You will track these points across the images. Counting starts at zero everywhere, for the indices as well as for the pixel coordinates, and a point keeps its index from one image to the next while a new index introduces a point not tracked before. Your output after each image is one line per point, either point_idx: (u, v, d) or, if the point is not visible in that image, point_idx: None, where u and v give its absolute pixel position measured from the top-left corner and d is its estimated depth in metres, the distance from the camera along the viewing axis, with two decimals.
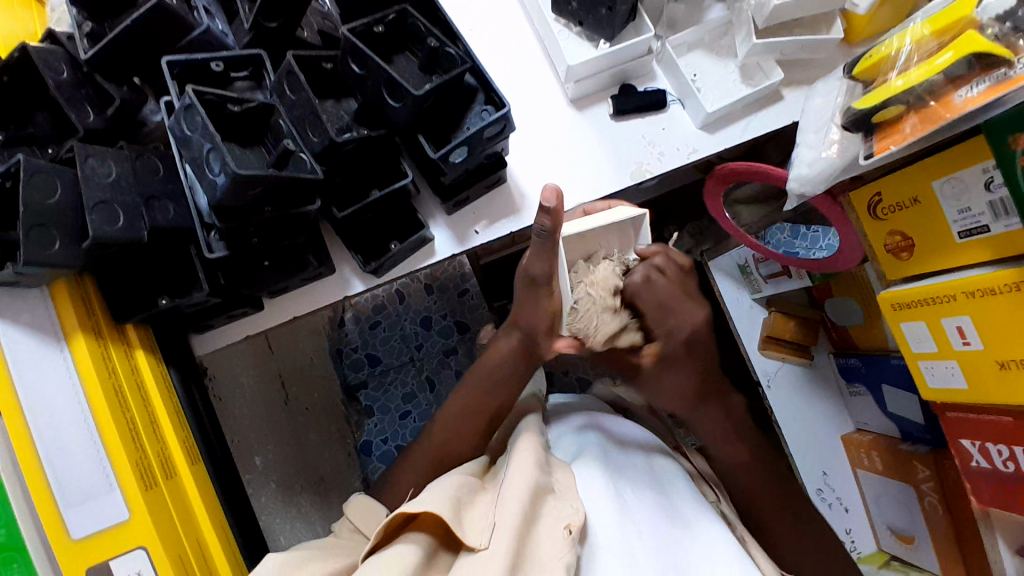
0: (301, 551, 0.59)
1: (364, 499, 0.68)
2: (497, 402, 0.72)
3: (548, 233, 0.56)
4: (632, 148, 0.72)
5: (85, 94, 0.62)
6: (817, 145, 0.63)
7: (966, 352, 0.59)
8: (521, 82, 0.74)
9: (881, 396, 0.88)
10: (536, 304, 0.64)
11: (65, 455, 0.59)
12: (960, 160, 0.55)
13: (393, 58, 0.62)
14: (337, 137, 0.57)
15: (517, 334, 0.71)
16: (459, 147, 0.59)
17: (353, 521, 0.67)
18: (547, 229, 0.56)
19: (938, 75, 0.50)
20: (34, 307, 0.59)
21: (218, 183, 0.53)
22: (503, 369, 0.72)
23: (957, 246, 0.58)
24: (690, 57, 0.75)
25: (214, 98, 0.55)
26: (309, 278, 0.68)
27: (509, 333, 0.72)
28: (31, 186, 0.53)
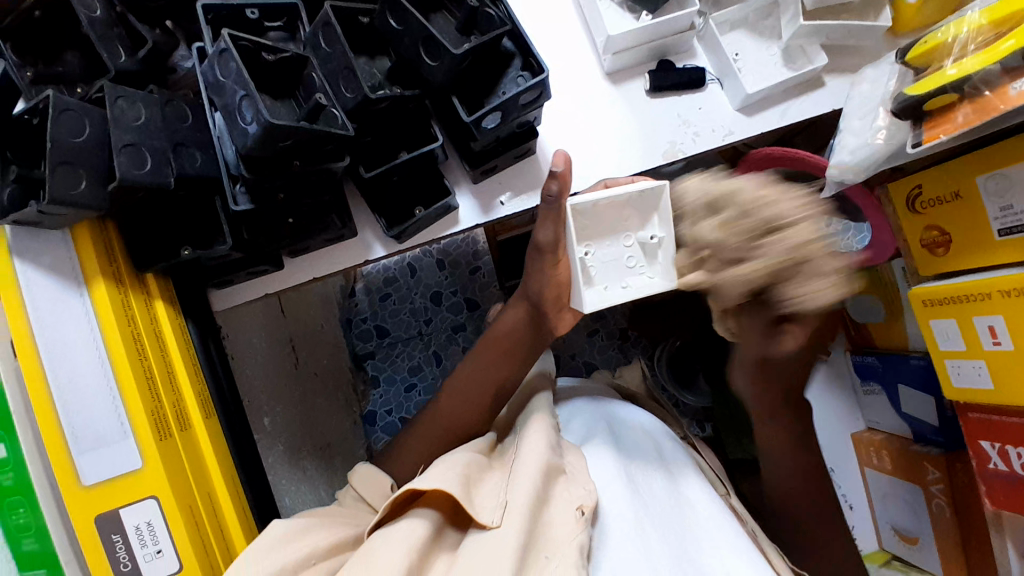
0: (306, 521, 0.59)
1: (371, 468, 0.68)
2: (503, 376, 0.70)
3: (553, 197, 0.59)
4: (666, 127, 0.71)
5: (117, 34, 0.61)
6: (862, 132, 0.61)
7: (995, 353, 0.57)
8: (556, 51, 0.72)
9: (896, 396, 0.87)
10: (548, 274, 0.65)
11: (81, 399, 0.58)
12: (1009, 156, 0.53)
13: (430, 16, 0.60)
14: (371, 94, 0.56)
15: (524, 304, 0.70)
16: (493, 113, 0.58)
17: (356, 489, 0.67)
18: (553, 194, 0.59)
19: (995, 63, 0.48)
20: (54, 246, 0.59)
21: (249, 132, 0.52)
22: (512, 341, 0.71)
23: (995, 244, 0.57)
24: (732, 36, 0.73)
25: (248, 44, 0.53)
26: (332, 239, 0.68)
27: (516, 304, 0.71)
28: (60, 123, 0.53)
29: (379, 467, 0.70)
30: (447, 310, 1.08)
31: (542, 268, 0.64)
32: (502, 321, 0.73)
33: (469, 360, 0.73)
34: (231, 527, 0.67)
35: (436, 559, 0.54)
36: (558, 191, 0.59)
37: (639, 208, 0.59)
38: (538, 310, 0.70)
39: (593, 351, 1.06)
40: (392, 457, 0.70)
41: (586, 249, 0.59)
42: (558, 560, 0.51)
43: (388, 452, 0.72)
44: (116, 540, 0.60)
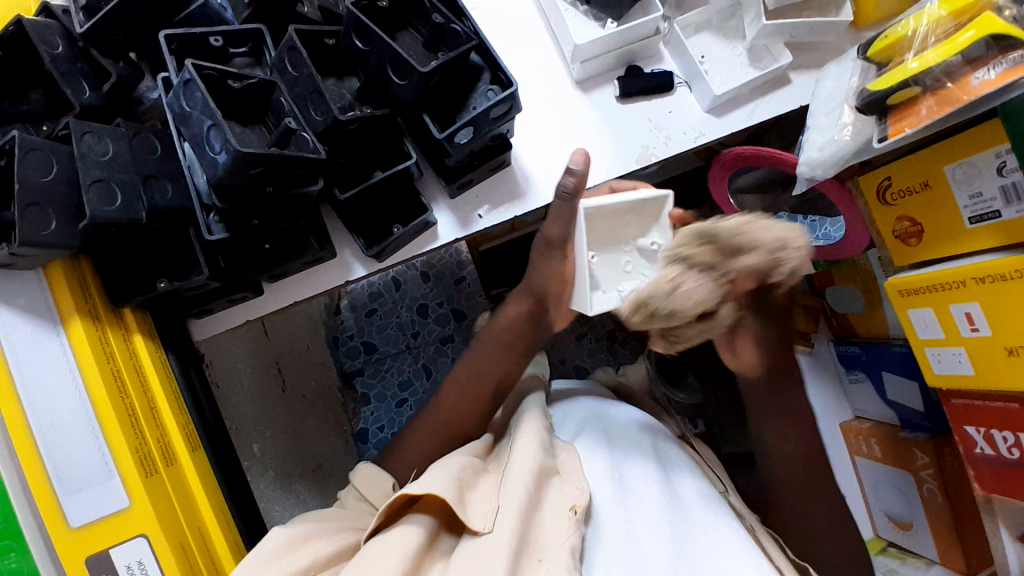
0: (306, 526, 0.59)
1: (373, 469, 0.67)
2: (500, 372, 0.71)
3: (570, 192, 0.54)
4: (638, 132, 0.71)
5: (80, 69, 0.60)
6: (828, 128, 0.63)
7: (973, 339, 0.58)
8: (527, 63, 0.73)
9: (880, 383, 0.88)
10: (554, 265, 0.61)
11: (63, 441, 0.57)
12: (974, 144, 0.54)
13: (396, 35, 0.60)
14: (341, 115, 0.56)
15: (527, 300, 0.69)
16: (465, 128, 0.59)
17: (360, 489, 0.66)
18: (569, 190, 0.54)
19: (956, 55, 0.49)
20: (29, 288, 0.58)
21: (219, 162, 0.52)
22: (513, 330, 0.70)
23: (967, 232, 0.58)
24: (697, 38, 0.73)
25: (213, 73, 0.53)
26: (310, 261, 0.67)
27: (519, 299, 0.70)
28: (26, 163, 0.52)
29: (380, 467, 0.69)
30: (434, 322, 1.07)
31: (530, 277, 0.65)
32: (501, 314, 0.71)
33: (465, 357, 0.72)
34: (223, 558, 0.65)
35: (432, 565, 0.54)
36: (575, 186, 0.54)
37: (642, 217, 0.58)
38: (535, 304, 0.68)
39: (582, 354, 1.07)
40: (395, 454, 0.70)
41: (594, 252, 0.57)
42: (550, 564, 0.51)
43: (388, 451, 0.72)
44: None
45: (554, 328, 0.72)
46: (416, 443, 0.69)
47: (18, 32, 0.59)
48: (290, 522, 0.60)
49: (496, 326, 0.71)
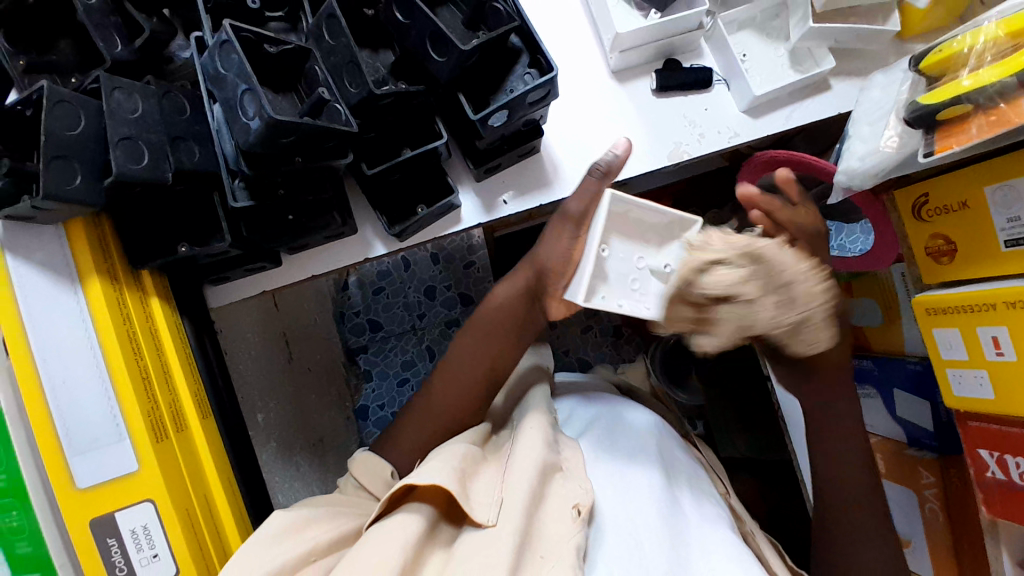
0: (311, 512, 0.59)
1: (368, 456, 0.67)
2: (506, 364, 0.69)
3: (604, 170, 0.60)
4: (672, 129, 0.70)
5: (113, 23, 0.59)
6: (872, 139, 0.61)
7: (997, 364, 0.57)
8: (564, 49, 0.71)
9: (891, 399, 0.87)
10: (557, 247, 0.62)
11: (74, 400, 0.57)
12: (1015, 168, 0.53)
13: (436, 11, 0.58)
14: (376, 90, 0.54)
15: (525, 276, 0.67)
16: (499, 111, 0.57)
17: (356, 478, 0.67)
18: (603, 169, 0.60)
19: (1012, 76, 0.47)
20: (47, 242, 0.57)
21: (251, 128, 0.50)
22: (506, 312, 0.68)
23: (1001, 255, 0.56)
24: (739, 36, 0.72)
25: (250, 35, 0.52)
26: (331, 237, 0.67)
27: (518, 274, 0.68)
28: (53, 115, 0.51)
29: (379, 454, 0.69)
30: (441, 305, 1.08)
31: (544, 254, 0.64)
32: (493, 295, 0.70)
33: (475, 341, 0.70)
34: (228, 530, 0.65)
35: (431, 555, 0.54)
36: (609, 168, 0.60)
37: (664, 230, 0.61)
38: (542, 281, 0.66)
39: (588, 349, 1.07)
40: (391, 442, 0.69)
41: (604, 245, 0.59)
42: (556, 561, 0.51)
43: (386, 436, 0.70)
44: (112, 544, 0.59)
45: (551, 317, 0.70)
46: (413, 429, 0.68)
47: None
48: (291, 506, 0.60)
49: (489, 306, 0.69)
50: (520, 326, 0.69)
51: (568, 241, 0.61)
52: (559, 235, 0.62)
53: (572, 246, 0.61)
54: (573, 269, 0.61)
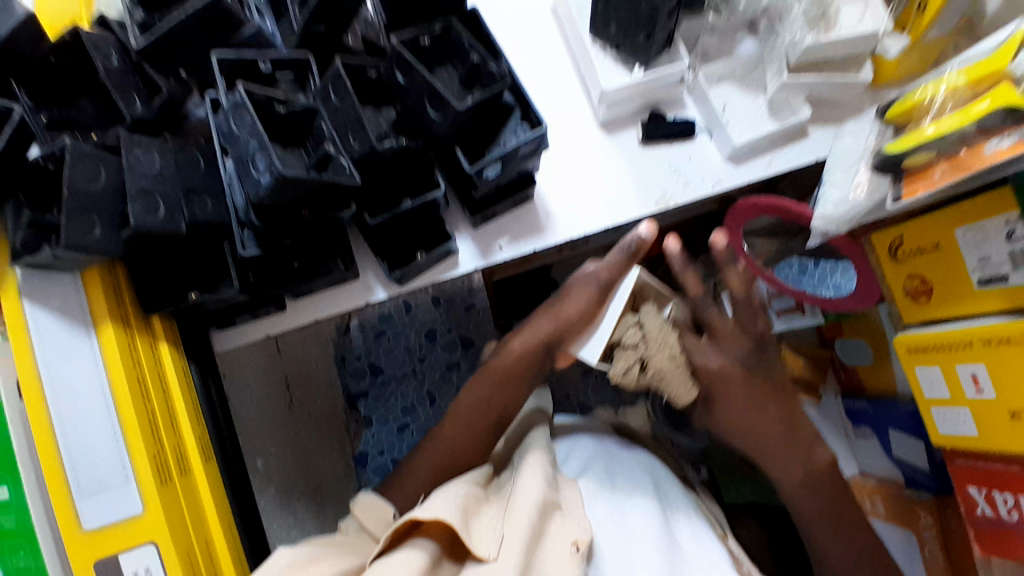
0: (311, 550, 0.59)
1: (374, 497, 0.66)
2: (503, 406, 0.71)
3: (633, 249, 0.67)
4: (659, 177, 0.74)
5: (134, 83, 0.63)
6: (844, 185, 0.64)
7: (977, 402, 0.59)
8: (555, 104, 0.76)
9: (886, 439, 0.88)
10: (582, 310, 0.67)
11: (83, 442, 0.58)
12: (984, 210, 0.56)
13: (435, 71, 0.63)
14: (377, 145, 0.59)
15: (539, 327, 0.70)
16: (494, 163, 0.61)
17: (358, 518, 0.66)
18: (634, 246, 0.67)
19: (972, 124, 0.50)
20: (64, 288, 0.60)
21: (262, 182, 0.54)
22: (519, 363, 0.71)
23: (974, 294, 0.59)
24: (720, 87, 0.75)
25: (262, 98, 0.57)
26: (335, 281, 0.69)
27: (532, 325, 0.71)
28: (76, 171, 0.55)
29: (382, 497, 0.68)
30: (441, 348, 1.09)
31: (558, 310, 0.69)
32: (505, 350, 0.72)
33: (474, 385, 0.72)
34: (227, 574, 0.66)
35: None
36: (637, 247, 0.67)
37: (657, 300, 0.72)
38: (561, 337, 0.69)
39: (587, 392, 1.09)
40: (397, 485, 0.70)
41: (636, 319, 0.69)
42: None
43: (391, 481, 0.72)
44: None
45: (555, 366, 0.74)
46: (417, 472, 0.70)
47: (72, 40, 0.61)
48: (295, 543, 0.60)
49: (508, 357, 0.71)
50: (518, 368, 0.71)
51: (593, 306, 0.67)
52: (580, 296, 0.68)
53: (591, 309, 0.68)
54: (591, 326, 0.69)
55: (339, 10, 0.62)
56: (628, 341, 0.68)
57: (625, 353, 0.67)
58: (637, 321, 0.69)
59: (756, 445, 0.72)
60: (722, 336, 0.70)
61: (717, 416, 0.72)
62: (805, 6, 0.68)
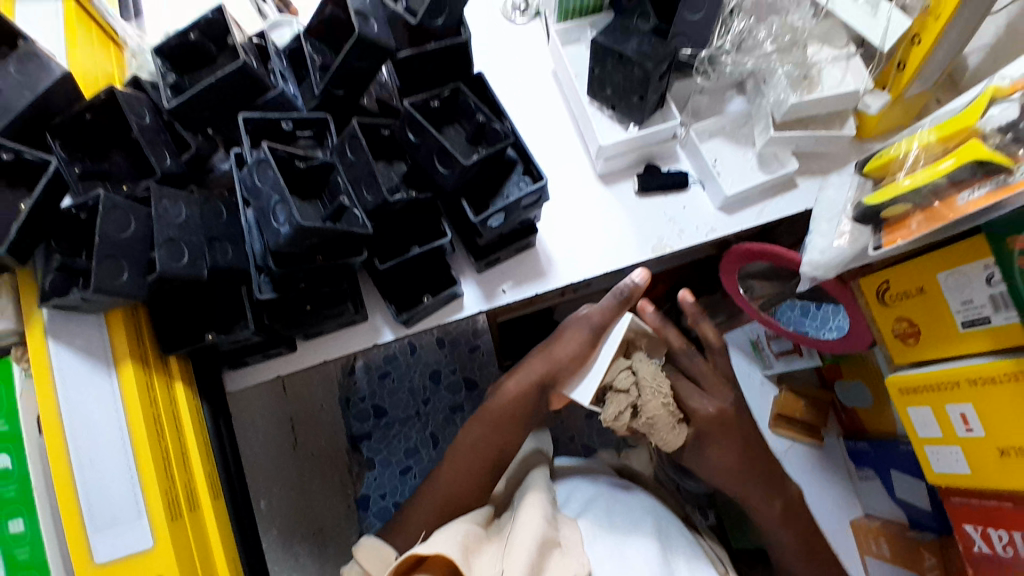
0: None
1: (376, 541, 0.67)
2: (505, 446, 0.73)
3: (626, 295, 0.70)
4: (655, 225, 0.78)
5: (164, 139, 0.68)
6: (829, 234, 0.68)
7: (968, 440, 0.61)
8: (556, 157, 0.81)
9: (889, 481, 0.88)
10: (575, 350, 0.70)
11: (98, 477, 0.60)
12: (964, 256, 0.58)
13: (443, 130, 0.68)
14: (389, 196, 0.63)
15: (534, 368, 0.72)
16: (498, 214, 0.65)
17: (361, 564, 0.66)
18: (626, 292, 0.70)
19: (941, 178, 0.53)
20: (88, 330, 0.63)
21: (281, 232, 0.58)
22: (513, 405, 0.72)
23: (960, 335, 0.61)
24: (712, 142, 0.80)
25: (285, 154, 0.61)
26: (344, 323, 0.73)
27: (526, 368, 0.73)
28: (108, 220, 0.59)
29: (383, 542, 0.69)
30: (445, 389, 1.11)
31: (553, 352, 0.71)
32: (501, 391, 0.73)
33: (475, 423, 0.74)
34: None
35: None
36: (630, 293, 0.70)
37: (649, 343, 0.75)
38: (554, 377, 0.71)
39: (591, 434, 1.10)
40: (398, 530, 0.71)
41: (629, 363, 0.71)
42: None
43: (392, 526, 0.73)
44: None
45: (549, 407, 0.76)
46: (419, 515, 0.71)
47: (107, 99, 0.66)
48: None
49: (503, 398, 0.73)
50: (520, 410, 0.72)
51: (586, 347, 0.70)
52: (574, 338, 0.71)
53: (584, 350, 0.70)
54: (583, 367, 0.71)
55: (357, 75, 0.67)
56: (620, 385, 0.70)
57: (616, 397, 0.69)
58: (629, 366, 0.71)
59: (757, 485, 0.73)
60: (709, 387, 0.74)
61: (717, 456, 0.73)
62: (787, 68, 0.74)
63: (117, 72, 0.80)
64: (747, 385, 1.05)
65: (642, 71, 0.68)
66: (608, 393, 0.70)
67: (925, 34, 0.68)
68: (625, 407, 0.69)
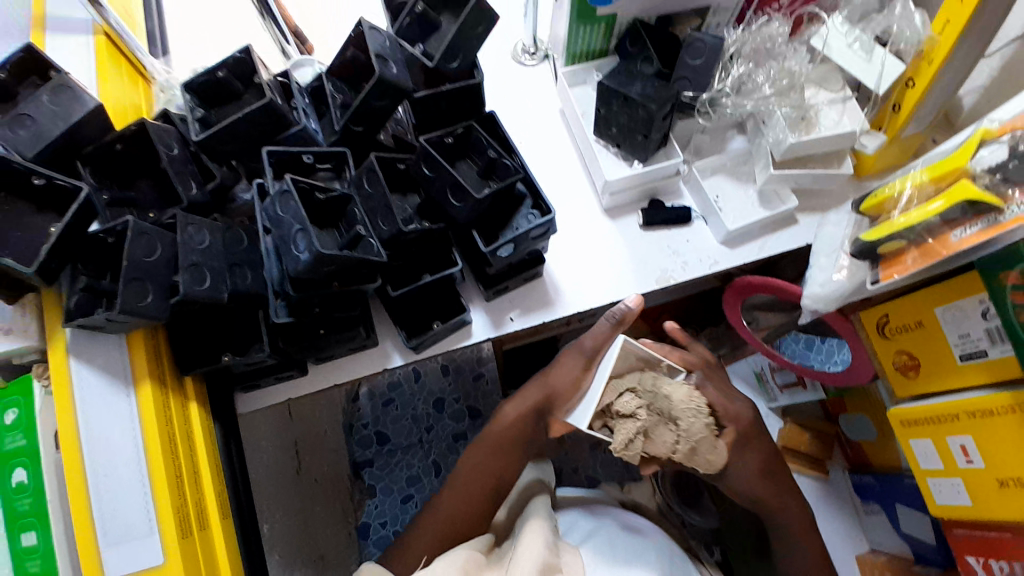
0: None
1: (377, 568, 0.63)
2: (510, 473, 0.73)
3: (617, 316, 0.70)
4: (659, 258, 0.80)
5: (191, 170, 0.72)
6: (828, 268, 0.70)
7: (968, 471, 0.61)
8: (564, 192, 0.84)
9: (894, 515, 0.88)
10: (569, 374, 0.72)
11: (113, 493, 0.61)
12: (959, 291, 0.60)
13: (456, 165, 0.71)
14: (403, 227, 0.65)
15: (534, 392, 0.74)
16: (507, 245, 0.67)
17: None
18: (617, 315, 0.70)
19: (933, 217, 0.56)
20: (109, 349, 0.65)
21: (301, 259, 0.60)
22: (511, 429, 0.74)
23: (958, 368, 0.62)
24: (713, 179, 0.84)
25: (306, 186, 0.64)
26: (355, 348, 0.75)
27: (524, 393, 0.75)
28: (136, 244, 0.61)
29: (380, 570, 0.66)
30: (449, 418, 1.13)
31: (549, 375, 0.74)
32: (500, 415, 0.76)
33: (475, 448, 0.75)
34: None
35: None
36: (622, 315, 0.70)
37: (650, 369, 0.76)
38: (550, 403, 0.73)
39: (594, 465, 1.10)
40: (398, 556, 0.71)
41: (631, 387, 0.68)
42: None
43: (393, 551, 0.73)
44: None
45: (550, 433, 0.76)
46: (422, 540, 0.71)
47: (137, 130, 0.69)
48: None
49: (502, 422, 0.75)
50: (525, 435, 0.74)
51: (577, 370, 0.72)
52: (567, 363, 0.73)
53: (581, 372, 0.72)
54: (579, 394, 0.72)
55: (375, 113, 0.70)
56: (625, 410, 0.67)
57: (625, 424, 0.67)
58: (632, 390, 0.68)
59: (751, 519, 0.75)
60: None
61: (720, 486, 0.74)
62: (785, 110, 0.77)
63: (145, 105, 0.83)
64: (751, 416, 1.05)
65: (645, 111, 0.72)
66: (616, 419, 0.68)
67: (919, 77, 0.71)
68: (635, 433, 0.66)
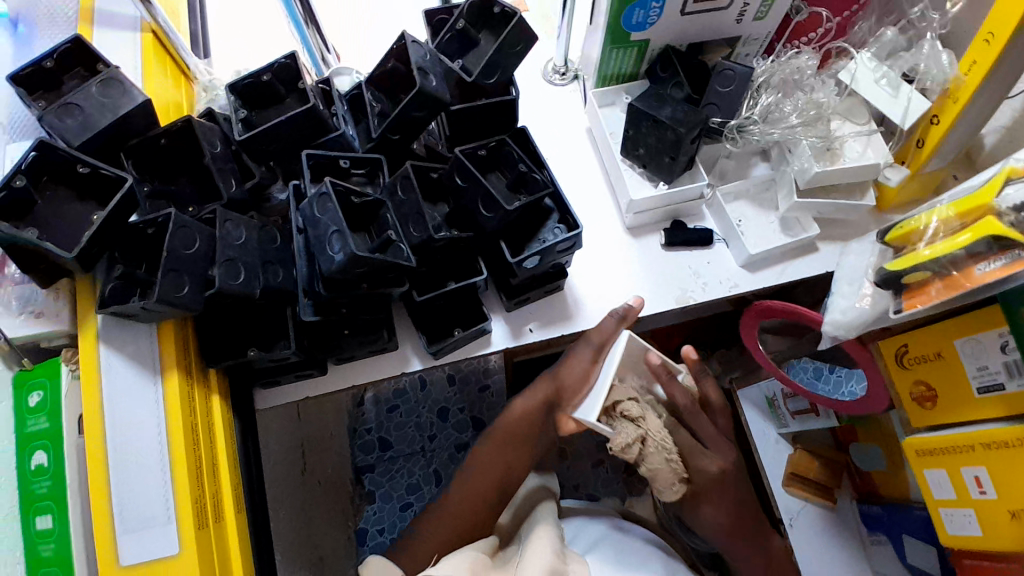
0: None
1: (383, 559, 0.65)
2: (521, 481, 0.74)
3: (623, 312, 0.73)
4: (679, 278, 0.81)
5: (230, 168, 0.74)
6: (851, 296, 0.71)
7: (982, 502, 0.62)
8: (588, 208, 0.85)
9: (901, 546, 0.88)
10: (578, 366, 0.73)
11: (135, 479, 0.63)
12: (978, 325, 0.61)
13: (486, 176, 0.73)
14: (433, 234, 0.67)
15: (545, 389, 0.75)
16: (533, 256, 0.69)
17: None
18: (622, 310, 0.73)
19: (959, 250, 0.56)
20: (140, 338, 0.66)
21: (335, 259, 0.62)
22: (521, 428, 0.75)
23: (975, 401, 0.63)
24: (736, 204, 0.84)
25: (342, 189, 0.65)
26: (375, 350, 0.76)
27: (535, 390, 0.77)
28: (176, 236, 0.63)
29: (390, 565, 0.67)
30: (452, 427, 1.16)
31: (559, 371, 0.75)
32: (511, 409, 0.77)
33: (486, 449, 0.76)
34: None
35: None
36: (625, 312, 0.72)
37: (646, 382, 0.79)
38: (561, 396, 0.74)
39: (597, 483, 1.09)
40: (407, 549, 0.70)
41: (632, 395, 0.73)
42: None
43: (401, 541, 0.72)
44: None
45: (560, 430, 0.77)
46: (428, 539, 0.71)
47: (183, 126, 0.71)
48: None
49: (513, 414, 0.76)
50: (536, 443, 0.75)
51: (586, 365, 0.73)
52: (577, 360, 0.74)
53: (588, 368, 0.73)
54: (586, 389, 0.73)
55: (412, 123, 0.72)
56: (631, 413, 0.71)
57: (631, 426, 0.71)
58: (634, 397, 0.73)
59: (752, 541, 0.77)
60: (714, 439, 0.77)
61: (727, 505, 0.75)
62: (811, 140, 0.78)
63: (186, 103, 0.86)
64: (761, 441, 1.04)
65: (675, 134, 0.74)
66: (618, 419, 0.71)
67: (943, 115, 0.73)
68: (636, 437, 0.70)
